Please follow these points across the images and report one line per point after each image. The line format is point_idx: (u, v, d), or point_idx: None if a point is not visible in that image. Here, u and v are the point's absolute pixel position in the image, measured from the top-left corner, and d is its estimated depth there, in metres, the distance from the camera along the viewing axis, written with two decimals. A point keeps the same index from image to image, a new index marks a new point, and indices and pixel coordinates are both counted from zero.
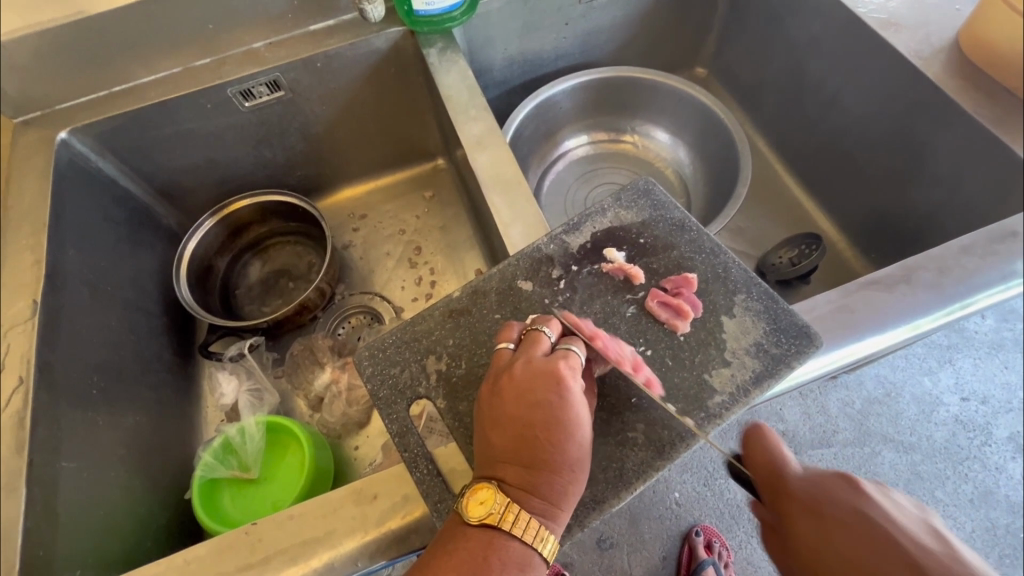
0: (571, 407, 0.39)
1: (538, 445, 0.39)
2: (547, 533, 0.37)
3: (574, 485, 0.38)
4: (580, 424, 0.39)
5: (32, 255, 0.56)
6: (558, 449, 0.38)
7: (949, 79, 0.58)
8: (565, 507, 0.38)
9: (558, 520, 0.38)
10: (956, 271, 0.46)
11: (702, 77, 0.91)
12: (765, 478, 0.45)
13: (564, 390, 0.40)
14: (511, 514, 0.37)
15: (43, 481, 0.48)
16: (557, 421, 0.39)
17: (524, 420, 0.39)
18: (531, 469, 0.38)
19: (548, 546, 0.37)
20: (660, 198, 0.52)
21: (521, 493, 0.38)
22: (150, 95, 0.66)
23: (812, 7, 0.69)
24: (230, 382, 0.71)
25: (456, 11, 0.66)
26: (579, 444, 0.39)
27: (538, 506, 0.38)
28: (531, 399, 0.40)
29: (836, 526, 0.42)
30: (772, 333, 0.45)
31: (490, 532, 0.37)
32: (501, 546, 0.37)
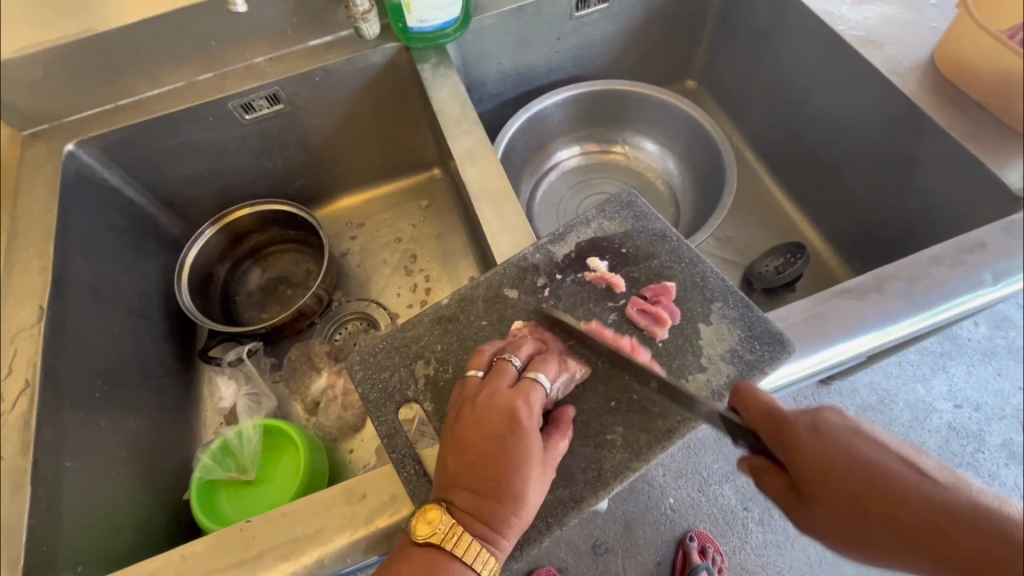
0: (525, 442, 0.40)
1: (488, 475, 0.39)
2: (487, 557, 0.38)
3: (520, 516, 0.39)
4: (532, 460, 0.40)
5: (39, 263, 0.58)
6: (507, 481, 0.39)
7: (924, 95, 0.60)
8: (509, 535, 0.39)
9: (499, 546, 0.39)
10: (926, 281, 0.47)
11: (692, 89, 0.94)
12: (762, 419, 0.41)
13: (520, 424, 0.40)
14: (455, 536, 0.38)
15: (48, 482, 0.50)
16: (509, 454, 0.40)
17: (478, 450, 0.40)
18: (479, 496, 0.39)
19: (488, 571, 0.38)
20: (642, 209, 0.54)
21: (467, 518, 0.39)
22: (154, 108, 0.68)
23: (794, 24, 0.71)
24: (229, 386, 0.73)
25: (449, 27, 0.68)
26: (528, 479, 0.39)
27: (482, 531, 0.39)
28: (487, 431, 0.40)
29: (839, 451, 0.38)
30: (747, 340, 0.47)
31: (435, 552, 0.38)
32: (442, 566, 0.38)
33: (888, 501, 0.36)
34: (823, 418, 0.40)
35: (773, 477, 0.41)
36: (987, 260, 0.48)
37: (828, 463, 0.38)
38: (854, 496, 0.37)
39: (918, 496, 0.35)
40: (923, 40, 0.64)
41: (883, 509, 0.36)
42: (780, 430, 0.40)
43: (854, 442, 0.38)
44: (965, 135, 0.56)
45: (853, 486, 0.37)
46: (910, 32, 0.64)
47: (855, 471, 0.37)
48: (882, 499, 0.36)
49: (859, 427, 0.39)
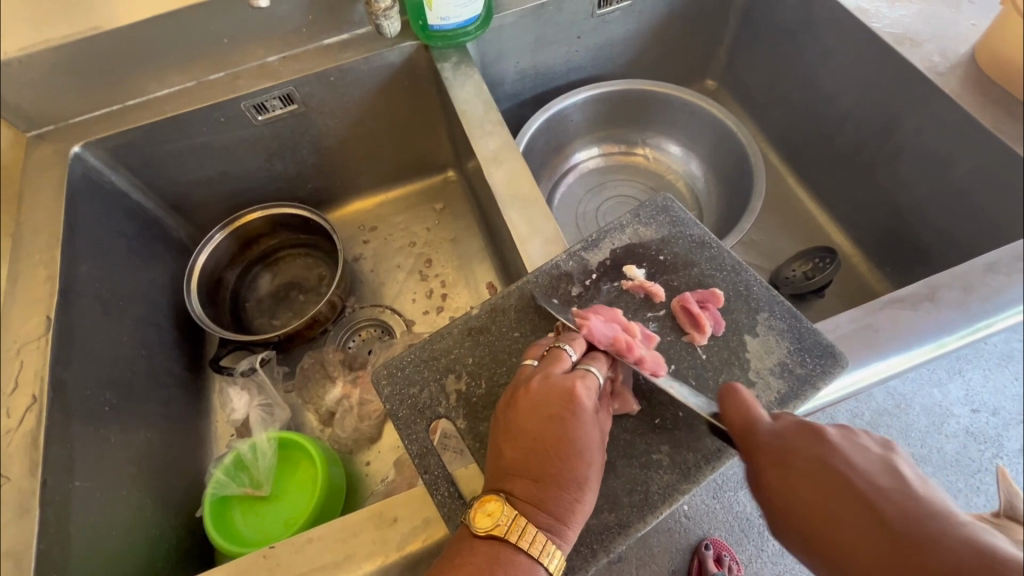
0: (584, 422, 0.39)
1: (547, 459, 0.39)
2: (553, 549, 0.36)
3: (582, 503, 0.38)
4: (591, 442, 0.39)
5: (46, 270, 0.56)
6: (568, 467, 0.38)
7: (968, 95, 0.58)
8: (572, 524, 0.38)
9: (564, 538, 0.37)
10: (981, 290, 0.45)
11: (712, 90, 0.92)
12: (738, 432, 0.39)
13: (578, 409, 0.39)
14: (517, 527, 0.36)
15: (57, 502, 0.48)
16: (568, 438, 0.39)
17: (537, 435, 0.39)
18: (540, 482, 0.38)
19: (554, 563, 0.36)
20: (678, 214, 0.52)
21: (529, 507, 0.37)
22: (165, 108, 0.66)
23: (825, 22, 0.69)
24: (241, 397, 0.70)
25: (471, 25, 0.65)
26: (588, 461, 0.38)
27: (544, 521, 0.37)
28: (544, 414, 0.39)
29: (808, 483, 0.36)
30: (796, 353, 0.44)
31: (503, 544, 0.36)
32: (508, 559, 0.36)
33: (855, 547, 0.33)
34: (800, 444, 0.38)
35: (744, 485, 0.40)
36: None
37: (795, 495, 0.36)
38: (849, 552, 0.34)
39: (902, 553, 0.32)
40: (963, 38, 0.62)
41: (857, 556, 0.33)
42: (754, 450, 0.38)
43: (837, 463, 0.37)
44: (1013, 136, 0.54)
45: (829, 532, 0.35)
46: (947, 30, 0.62)
47: (817, 506, 0.36)
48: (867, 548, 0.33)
49: (829, 458, 0.37)
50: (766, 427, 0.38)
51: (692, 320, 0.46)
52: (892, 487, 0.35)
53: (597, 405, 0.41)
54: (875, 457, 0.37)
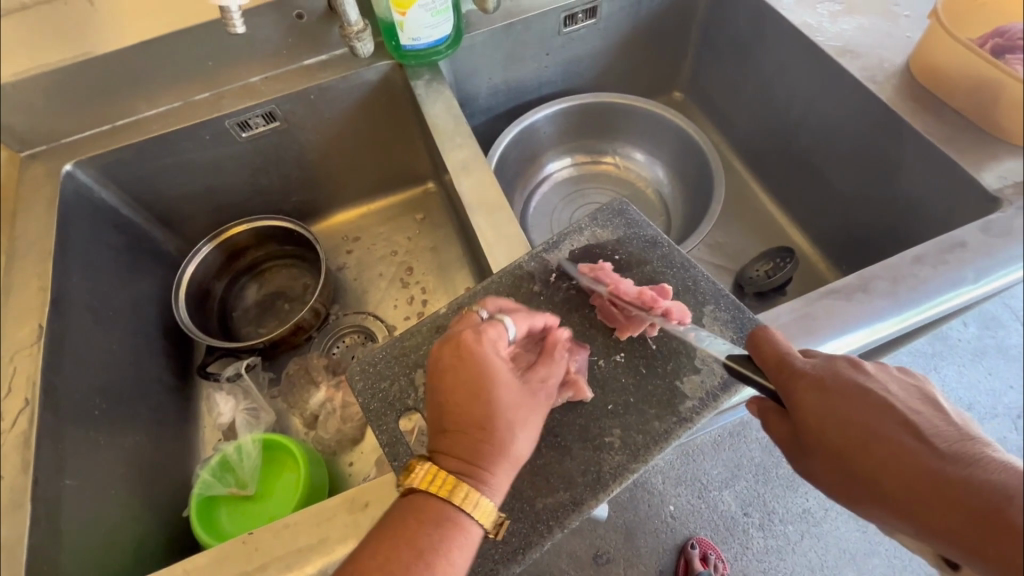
0: (481, 368, 0.41)
1: (451, 406, 0.40)
2: (465, 488, 0.38)
3: (488, 440, 0.39)
4: (498, 385, 0.40)
5: (38, 281, 0.59)
6: (467, 409, 0.40)
7: (903, 102, 0.62)
8: (485, 461, 0.39)
9: (488, 482, 0.39)
10: (909, 280, 0.49)
11: (679, 101, 0.96)
12: (774, 363, 0.41)
13: (468, 355, 0.41)
14: (428, 476, 0.39)
15: (48, 499, 0.50)
16: (461, 382, 0.41)
17: (439, 388, 0.41)
18: (453, 430, 0.40)
19: (469, 500, 0.38)
20: (633, 217, 0.55)
21: (446, 457, 0.40)
22: (152, 128, 0.69)
23: (774, 36, 0.74)
24: (227, 402, 0.73)
25: (442, 45, 0.69)
26: (494, 403, 0.40)
27: (456, 466, 0.39)
28: (441, 368, 0.42)
29: (848, 406, 0.37)
30: (739, 341, 0.48)
31: (425, 496, 0.39)
32: (429, 506, 0.38)
33: (895, 467, 0.34)
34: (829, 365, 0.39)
35: (778, 421, 0.41)
36: (967, 258, 0.50)
37: (830, 417, 0.37)
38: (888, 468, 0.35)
39: (942, 468, 0.33)
40: (899, 49, 0.66)
41: (892, 475, 0.35)
42: (788, 377, 0.40)
43: (866, 406, 0.37)
44: (942, 138, 0.59)
45: (870, 459, 0.35)
46: (884, 42, 0.67)
47: (854, 430, 0.36)
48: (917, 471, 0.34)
49: (870, 387, 0.38)
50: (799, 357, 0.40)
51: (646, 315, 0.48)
52: (948, 428, 0.36)
53: (506, 356, 0.43)
54: (909, 389, 0.38)
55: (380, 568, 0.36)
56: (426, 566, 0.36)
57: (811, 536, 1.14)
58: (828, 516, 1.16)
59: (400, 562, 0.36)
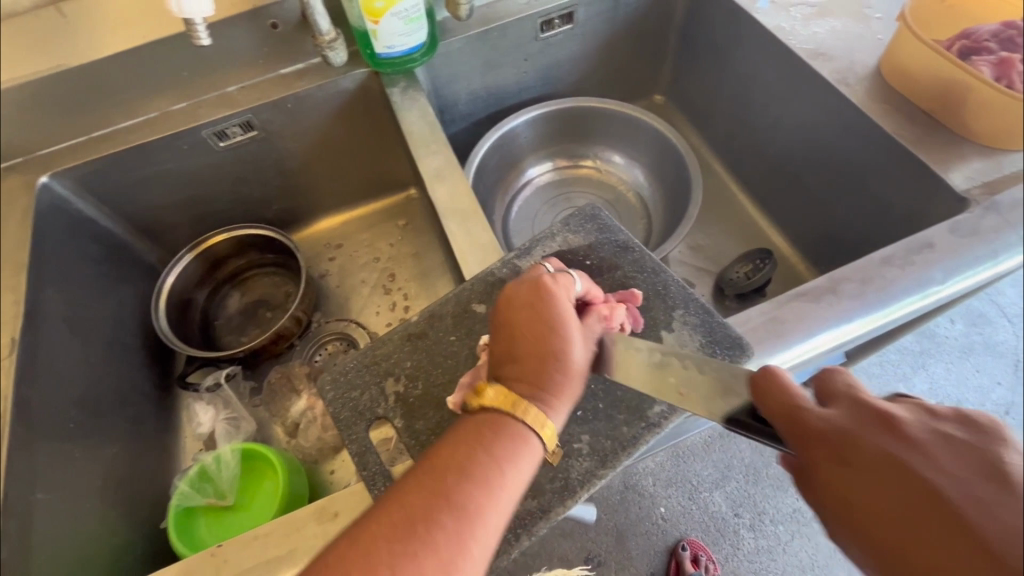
0: (553, 303, 0.43)
1: (526, 338, 0.42)
2: (540, 413, 0.40)
3: (562, 370, 0.41)
4: (566, 319, 0.43)
5: (12, 294, 0.59)
6: (546, 340, 0.42)
7: (874, 104, 0.62)
8: (557, 391, 0.41)
9: (553, 408, 0.40)
10: (878, 282, 0.49)
11: (660, 104, 0.96)
12: (782, 418, 0.32)
13: (547, 292, 0.44)
14: (509, 399, 0.40)
15: (19, 513, 0.50)
16: (541, 314, 0.42)
17: (514, 322, 0.43)
18: (526, 360, 0.41)
19: (542, 424, 0.39)
20: (605, 222, 0.56)
21: (518, 381, 0.41)
22: (128, 139, 0.69)
23: (749, 39, 0.74)
24: (207, 412, 0.73)
25: (417, 52, 0.70)
26: (565, 335, 0.42)
27: (531, 392, 0.40)
28: (517, 303, 0.43)
29: (868, 485, 0.27)
30: (707, 345, 0.48)
31: (497, 416, 0.40)
32: (506, 426, 0.39)
33: None
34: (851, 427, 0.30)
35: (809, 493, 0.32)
36: (934, 259, 0.50)
37: (850, 503, 0.28)
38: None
39: None
40: (870, 51, 0.66)
41: None
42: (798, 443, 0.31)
43: (891, 487, 0.26)
44: (912, 140, 0.59)
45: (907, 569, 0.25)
46: (856, 44, 0.67)
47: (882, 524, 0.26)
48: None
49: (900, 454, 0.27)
50: (812, 410, 0.31)
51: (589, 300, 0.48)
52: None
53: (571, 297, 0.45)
54: (962, 452, 0.26)
55: (460, 468, 0.37)
56: (498, 470, 0.37)
57: (801, 535, 1.15)
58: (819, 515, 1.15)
59: (474, 460, 0.38)
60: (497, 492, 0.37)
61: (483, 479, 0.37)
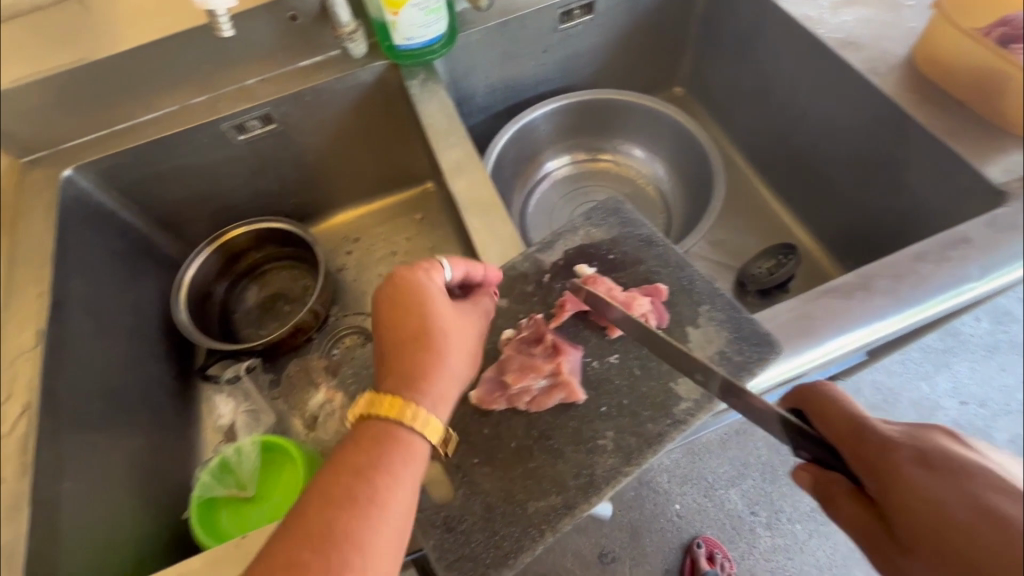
0: (423, 301, 0.46)
1: (403, 338, 0.45)
2: (420, 411, 0.43)
3: (440, 365, 0.45)
4: (435, 317, 0.46)
5: (38, 285, 0.59)
6: (419, 337, 0.45)
7: (907, 94, 0.60)
8: (436, 387, 0.44)
9: (428, 400, 0.43)
10: (911, 278, 0.48)
11: (680, 96, 0.94)
12: (844, 431, 0.45)
13: (419, 292, 0.46)
14: (388, 404, 0.43)
15: (47, 502, 0.51)
16: (414, 314, 0.45)
17: (392, 322, 0.46)
18: (404, 360, 0.45)
19: (422, 423, 0.42)
20: (628, 215, 0.55)
21: (392, 384, 0.44)
22: (149, 132, 0.70)
23: (775, 29, 0.72)
24: (228, 403, 0.75)
25: (436, 44, 0.69)
26: (425, 318, 0.45)
27: (409, 391, 0.43)
28: (392, 305, 0.46)
29: None
30: (735, 341, 0.48)
31: (377, 424, 0.42)
32: (387, 432, 0.42)
33: None
34: (887, 444, 0.42)
35: None
36: (971, 254, 0.49)
37: None
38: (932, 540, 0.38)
39: None
40: (903, 41, 0.64)
41: None
42: None
43: None
44: (947, 131, 0.57)
45: None
46: (888, 33, 0.65)
47: None
48: (964, 546, 0.36)
49: None
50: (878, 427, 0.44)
51: (583, 274, 0.51)
52: None
53: (443, 295, 0.47)
54: None
55: (339, 499, 0.39)
56: (363, 482, 0.40)
57: (819, 535, 1.13)
58: None
59: (339, 480, 0.40)
60: (373, 512, 0.39)
61: (350, 497, 0.39)
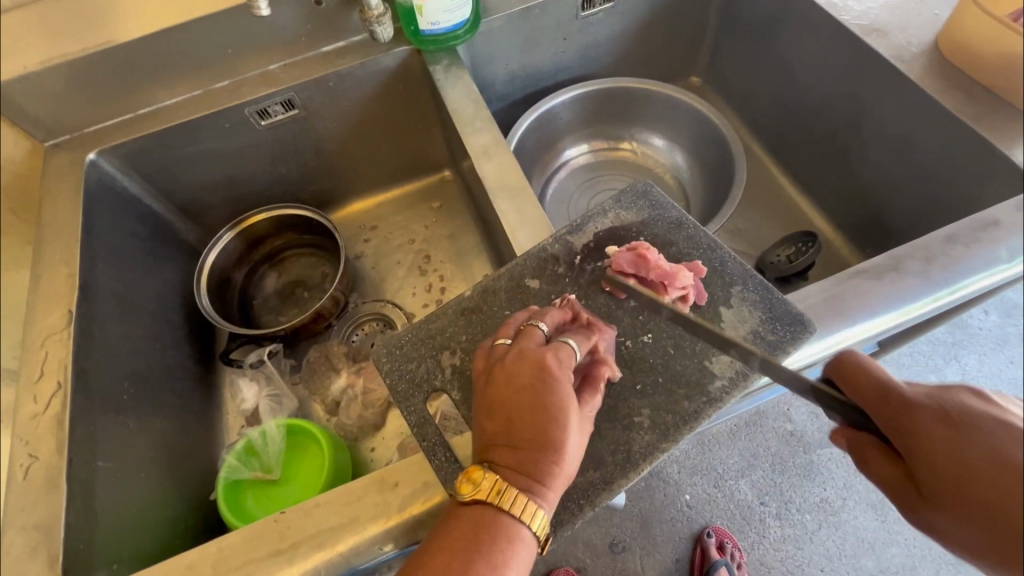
0: (554, 392, 0.40)
1: (524, 424, 0.40)
2: (534, 509, 0.38)
3: (561, 467, 0.39)
4: (565, 412, 0.39)
5: (67, 267, 0.60)
6: (545, 429, 0.39)
7: (933, 80, 0.61)
8: (553, 486, 0.39)
9: (543, 500, 0.39)
10: (942, 259, 0.48)
11: (697, 86, 0.95)
12: (873, 398, 0.41)
13: (549, 379, 0.41)
14: (502, 493, 0.39)
15: (82, 479, 0.51)
16: (542, 405, 0.40)
17: (514, 406, 0.40)
18: (523, 448, 0.40)
19: (536, 520, 0.38)
20: (657, 199, 0.55)
21: (507, 471, 0.40)
22: (173, 116, 0.70)
23: (798, 16, 0.72)
24: (251, 387, 0.74)
25: (460, 29, 0.69)
26: (565, 427, 0.39)
27: (526, 484, 0.39)
28: (518, 384, 0.41)
29: None
30: (768, 322, 0.48)
31: (489, 509, 0.39)
32: (497, 520, 0.39)
33: None
34: (912, 407, 0.39)
35: None
36: (1001, 236, 0.49)
37: None
38: (976, 511, 0.35)
39: None
40: (926, 27, 0.65)
41: None
42: None
43: None
44: (973, 116, 0.57)
45: None
46: (912, 20, 0.65)
47: None
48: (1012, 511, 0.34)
49: None
50: (905, 389, 0.40)
51: (612, 253, 0.52)
52: None
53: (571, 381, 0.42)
54: None
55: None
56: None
57: (829, 526, 1.13)
58: (846, 506, 1.14)
59: (477, 574, 0.37)
60: None
61: None
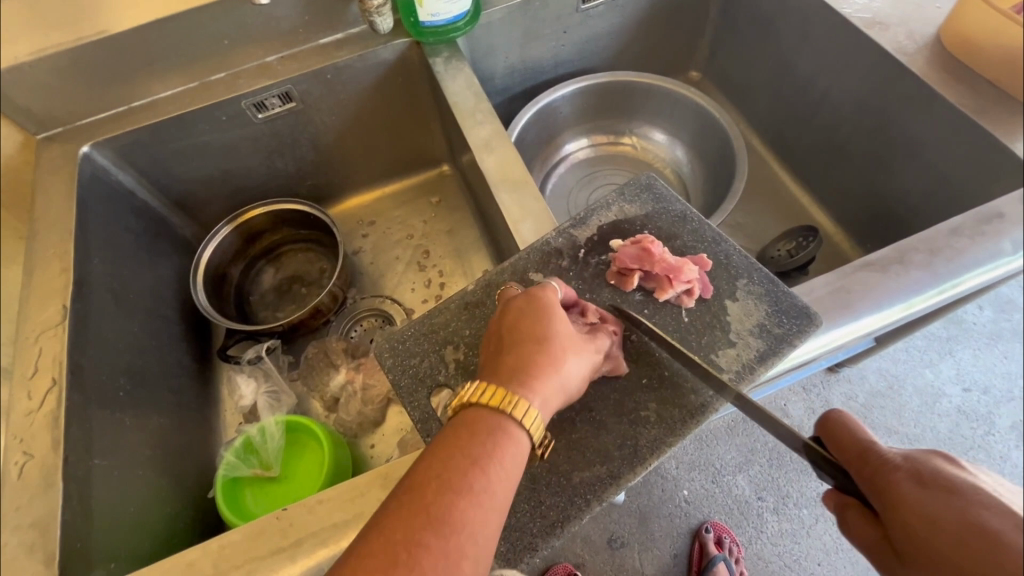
0: (537, 306, 0.44)
1: (510, 337, 0.43)
2: (520, 400, 0.39)
3: (546, 362, 0.41)
4: (547, 318, 0.43)
5: (61, 262, 0.59)
6: (528, 333, 0.42)
7: (936, 74, 0.61)
8: (540, 381, 0.40)
9: (532, 392, 0.39)
10: (947, 252, 0.48)
11: (696, 80, 0.94)
12: (851, 451, 0.41)
13: (532, 298, 0.45)
14: (487, 391, 0.39)
15: (78, 477, 0.50)
16: (524, 317, 0.43)
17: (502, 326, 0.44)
18: (510, 355, 0.42)
19: (523, 413, 0.38)
20: (661, 192, 0.55)
21: (494, 377, 0.41)
22: (167, 109, 0.69)
23: (798, 10, 0.72)
24: (249, 384, 0.73)
25: (460, 21, 0.68)
26: (548, 328, 0.43)
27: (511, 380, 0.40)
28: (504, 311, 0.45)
29: None
30: (774, 315, 0.48)
31: (476, 411, 0.39)
32: (485, 419, 0.38)
33: None
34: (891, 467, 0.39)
35: None
36: (1005, 229, 0.49)
37: None
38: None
39: None
40: (928, 20, 0.64)
41: None
42: None
43: None
44: (975, 110, 0.57)
45: None
46: (914, 14, 0.65)
47: None
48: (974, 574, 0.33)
49: None
50: (884, 449, 0.40)
51: (617, 247, 0.51)
52: None
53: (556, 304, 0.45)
54: None
55: (440, 479, 0.35)
56: (481, 473, 0.36)
57: (826, 520, 1.13)
58: None
59: (458, 465, 0.36)
60: (475, 495, 0.35)
61: (470, 488, 0.35)
